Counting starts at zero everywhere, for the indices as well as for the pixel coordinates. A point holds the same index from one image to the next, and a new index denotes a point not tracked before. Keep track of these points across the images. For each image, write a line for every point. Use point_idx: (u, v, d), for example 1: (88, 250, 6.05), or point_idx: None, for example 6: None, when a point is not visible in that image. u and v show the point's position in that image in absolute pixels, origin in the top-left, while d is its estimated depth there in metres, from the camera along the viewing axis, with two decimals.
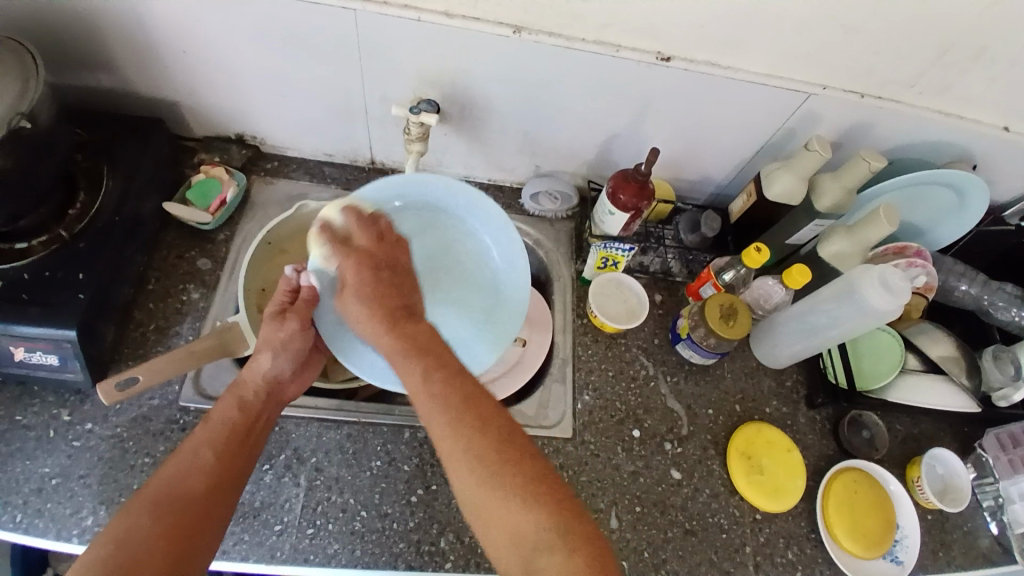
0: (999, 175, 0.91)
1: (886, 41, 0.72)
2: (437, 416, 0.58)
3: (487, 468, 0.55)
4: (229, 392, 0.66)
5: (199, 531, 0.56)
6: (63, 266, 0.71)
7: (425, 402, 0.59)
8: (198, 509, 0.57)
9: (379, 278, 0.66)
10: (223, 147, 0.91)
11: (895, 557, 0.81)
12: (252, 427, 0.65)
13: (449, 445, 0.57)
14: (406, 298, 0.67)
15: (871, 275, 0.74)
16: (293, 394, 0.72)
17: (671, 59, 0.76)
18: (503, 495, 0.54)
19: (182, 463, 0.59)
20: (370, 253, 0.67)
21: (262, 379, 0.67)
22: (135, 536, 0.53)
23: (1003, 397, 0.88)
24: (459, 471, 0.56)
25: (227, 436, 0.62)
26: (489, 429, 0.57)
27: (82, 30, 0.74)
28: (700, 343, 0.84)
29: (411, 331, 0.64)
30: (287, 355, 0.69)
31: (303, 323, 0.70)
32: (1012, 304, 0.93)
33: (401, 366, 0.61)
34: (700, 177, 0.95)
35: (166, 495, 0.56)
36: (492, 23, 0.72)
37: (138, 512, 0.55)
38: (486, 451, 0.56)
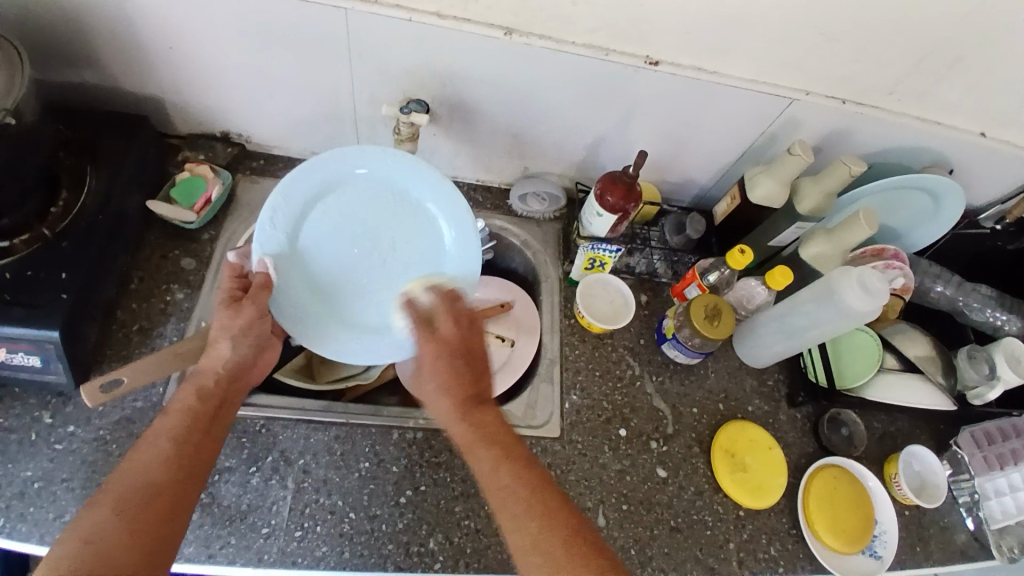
0: (973, 180, 0.93)
1: (868, 48, 0.73)
2: (507, 510, 0.60)
3: (556, 561, 0.56)
4: (187, 383, 0.64)
5: (167, 523, 0.55)
6: (45, 265, 0.70)
7: (495, 492, 0.61)
8: (164, 501, 0.56)
9: (451, 367, 0.69)
10: (209, 145, 0.90)
11: (874, 551, 0.83)
12: (213, 416, 0.63)
13: (521, 542, 0.58)
14: (478, 388, 0.69)
15: (850, 277, 0.76)
16: (253, 377, 0.70)
17: (659, 64, 0.77)
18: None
19: (145, 459, 0.58)
20: (450, 343, 0.70)
21: (222, 366, 0.65)
22: (102, 534, 0.52)
23: (978, 396, 0.90)
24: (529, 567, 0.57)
25: (188, 427, 0.61)
26: (556, 517, 0.59)
27: (64, 25, 0.72)
28: (686, 343, 0.85)
29: (484, 419, 0.67)
30: (245, 341, 0.67)
31: (260, 309, 0.67)
32: (986, 305, 0.97)
33: (471, 455, 0.64)
34: (685, 180, 0.96)
35: (131, 491, 0.55)
36: (484, 25, 0.72)
37: (104, 510, 0.54)
38: (556, 544, 0.57)
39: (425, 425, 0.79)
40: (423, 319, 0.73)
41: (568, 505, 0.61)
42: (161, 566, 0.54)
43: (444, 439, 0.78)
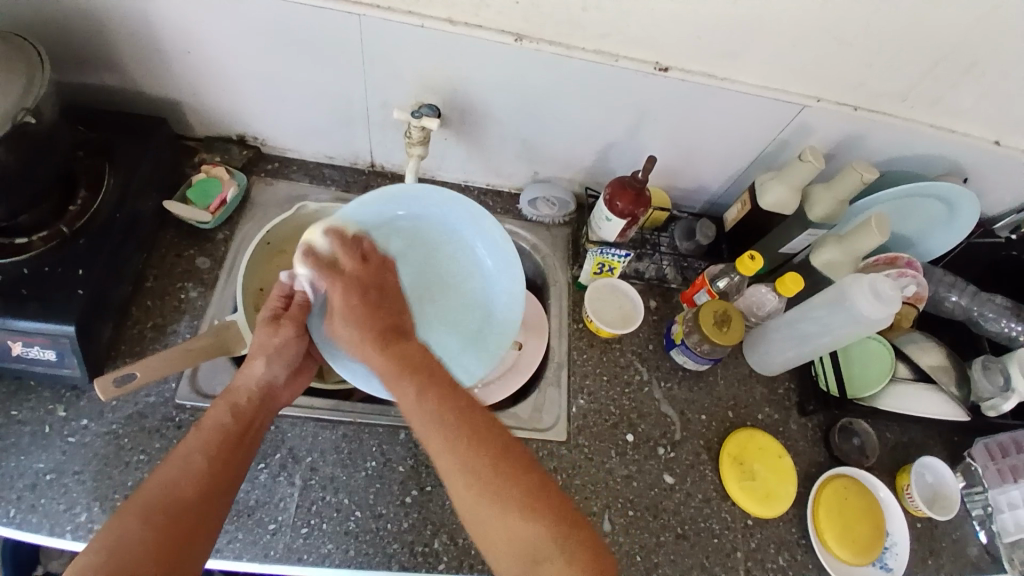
0: (989, 189, 0.92)
1: (878, 54, 0.73)
2: (429, 430, 0.59)
3: (480, 471, 0.57)
4: (221, 399, 0.65)
5: (192, 538, 0.56)
6: (63, 262, 0.72)
7: (419, 420, 0.60)
8: (190, 515, 0.56)
9: (368, 299, 0.69)
10: (225, 147, 0.91)
11: (884, 563, 0.82)
12: (245, 434, 0.64)
13: (445, 455, 0.58)
14: (395, 318, 0.69)
15: (862, 283, 0.76)
16: (287, 398, 0.71)
17: (668, 70, 0.77)
18: (498, 497, 0.56)
19: (174, 471, 0.58)
20: (353, 276, 0.70)
21: (256, 385, 0.66)
22: (128, 545, 0.53)
23: (992, 407, 0.88)
24: (456, 482, 0.57)
25: (219, 442, 0.61)
26: (484, 438, 0.59)
27: (88, 29, 0.74)
28: (695, 348, 0.85)
29: (403, 350, 0.66)
30: (281, 361, 0.68)
31: (299, 330, 0.70)
32: (1001, 315, 0.95)
33: (395, 385, 0.63)
34: (696, 186, 0.96)
35: (160, 503, 0.56)
36: (494, 30, 0.73)
37: (131, 520, 0.54)
38: (479, 463, 0.57)
39: None
40: (327, 262, 0.71)
41: (499, 427, 0.60)
42: None
43: None
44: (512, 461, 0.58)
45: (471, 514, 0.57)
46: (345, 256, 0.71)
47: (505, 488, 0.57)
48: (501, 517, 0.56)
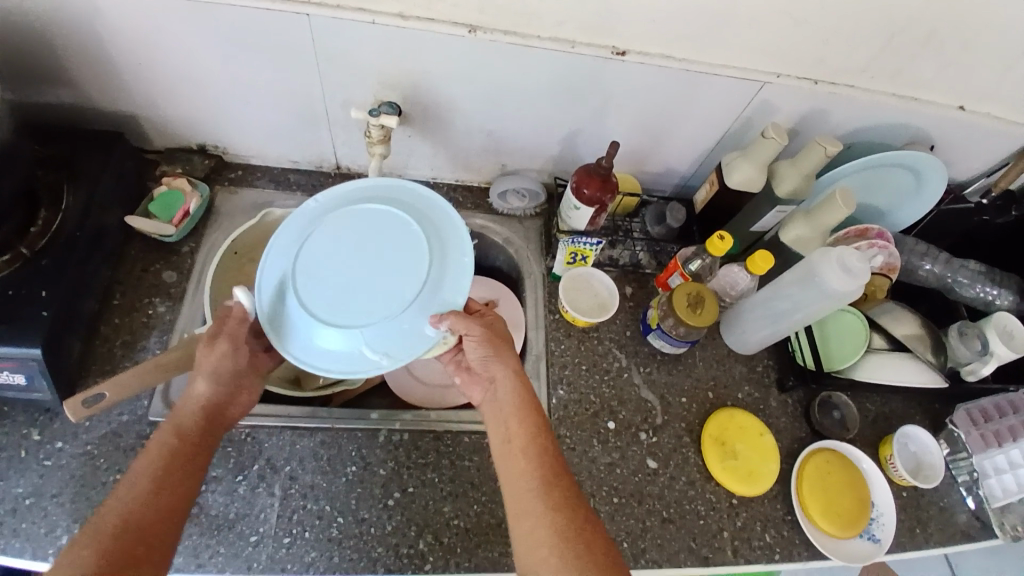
0: (954, 155, 0.93)
1: (836, 27, 0.73)
2: (510, 431, 0.67)
3: (538, 492, 0.63)
4: (166, 422, 0.65)
5: (143, 561, 0.55)
6: (25, 284, 0.70)
7: (512, 425, 0.68)
8: (142, 539, 0.56)
9: (499, 346, 0.71)
10: (187, 158, 0.90)
11: (872, 535, 0.82)
12: (193, 450, 0.64)
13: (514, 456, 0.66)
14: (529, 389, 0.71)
15: (830, 258, 0.75)
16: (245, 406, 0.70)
17: (627, 54, 0.76)
18: (541, 513, 0.61)
19: (129, 491, 0.59)
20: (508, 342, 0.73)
21: (196, 402, 0.66)
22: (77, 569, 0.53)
23: (972, 372, 0.90)
24: (517, 479, 0.64)
25: (165, 462, 0.61)
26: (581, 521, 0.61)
27: (35, 45, 0.73)
28: (671, 332, 0.85)
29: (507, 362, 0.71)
30: (239, 409, 0.69)
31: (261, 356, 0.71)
32: (975, 281, 0.96)
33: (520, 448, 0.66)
34: (664, 170, 0.96)
35: (109, 527, 0.56)
36: (448, 24, 0.72)
37: (83, 546, 0.55)
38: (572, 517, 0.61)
39: (411, 427, 0.78)
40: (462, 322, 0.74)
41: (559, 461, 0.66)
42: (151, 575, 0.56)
43: (431, 439, 0.78)
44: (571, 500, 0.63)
45: None
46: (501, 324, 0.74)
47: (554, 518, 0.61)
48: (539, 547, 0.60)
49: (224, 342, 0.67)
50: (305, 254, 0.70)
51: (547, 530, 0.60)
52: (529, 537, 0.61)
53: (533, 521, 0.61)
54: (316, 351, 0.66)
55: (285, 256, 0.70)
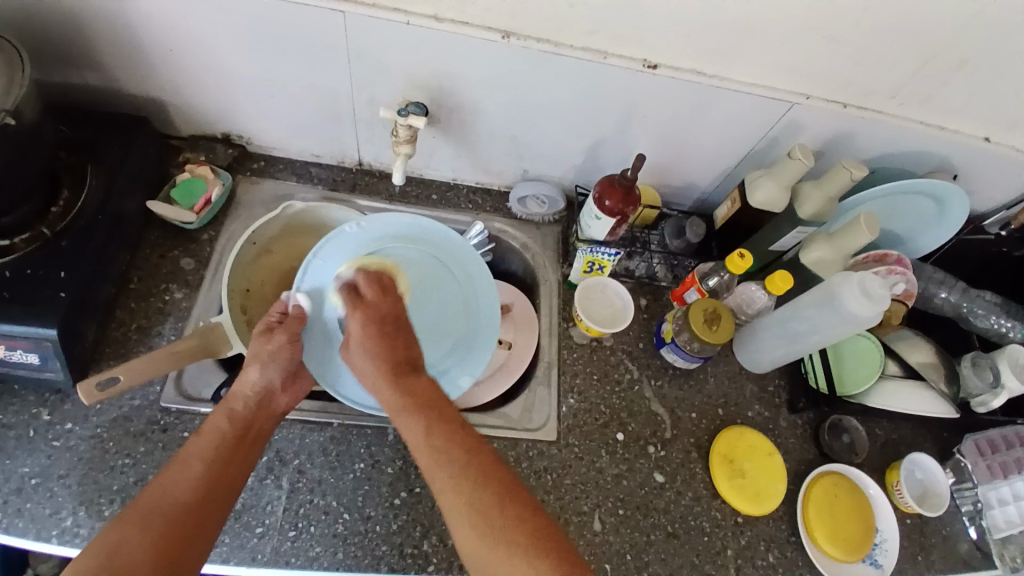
0: (977, 186, 0.92)
1: (869, 51, 0.73)
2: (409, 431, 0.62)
3: (484, 514, 0.57)
4: (220, 406, 0.65)
5: (190, 547, 0.55)
6: (45, 264, 0.70)
7: (425, 455, 0.60)
8: (192, 524, 0.56)
9: (371, 322, 0.70)
10: (210, 147, 0.90)
11: (874, 560, 0.82)
12: (244, 439, 0.64)
13: (442, 490, 0.59)
14: (406, 351, 0.70)
15: (851, 282, 0.75)
16: (289, 404, 0.69)
17: (658, 67, 0.76)
18: (436, 469, 0.59)
19: (176, 475, 0.58)
20: (368, 306, 0.72)
21: (252, 391, 0.66)
22: (127, 549, 0.52)
23: (982, 403, 0.89)
24: (455, 517, 0.57)
25: (220, 448, 0.61)
26: (482, 480, 0.58)
27: (68, 26, 0.73)
28: (684, 347, 0.84)
29: (412, 386, 0.66)
30: (287, 402, 0.69)
31: (291, 337, 0.70)
32: (991, 312, 0.96)
33: (404, 418, 0.64)
34: (685, 184, 0.96)
35: (159, 508, 0.56)
36: (481, 28, 0.72)
37: (133, 525, 0.54)
38: (462, 474, 0.59)
39: None
40: (354, 294, 0.74)
41: (504, 469, 0.60)
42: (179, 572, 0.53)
43: None
44: (475, 459, 0.60)
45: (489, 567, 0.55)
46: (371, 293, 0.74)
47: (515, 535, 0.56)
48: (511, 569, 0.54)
49: (282, 335, 0.70)
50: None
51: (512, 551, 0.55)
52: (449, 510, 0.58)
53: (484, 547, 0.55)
54: (348, 375, 0.76)
55: (331, 274, 0.78)
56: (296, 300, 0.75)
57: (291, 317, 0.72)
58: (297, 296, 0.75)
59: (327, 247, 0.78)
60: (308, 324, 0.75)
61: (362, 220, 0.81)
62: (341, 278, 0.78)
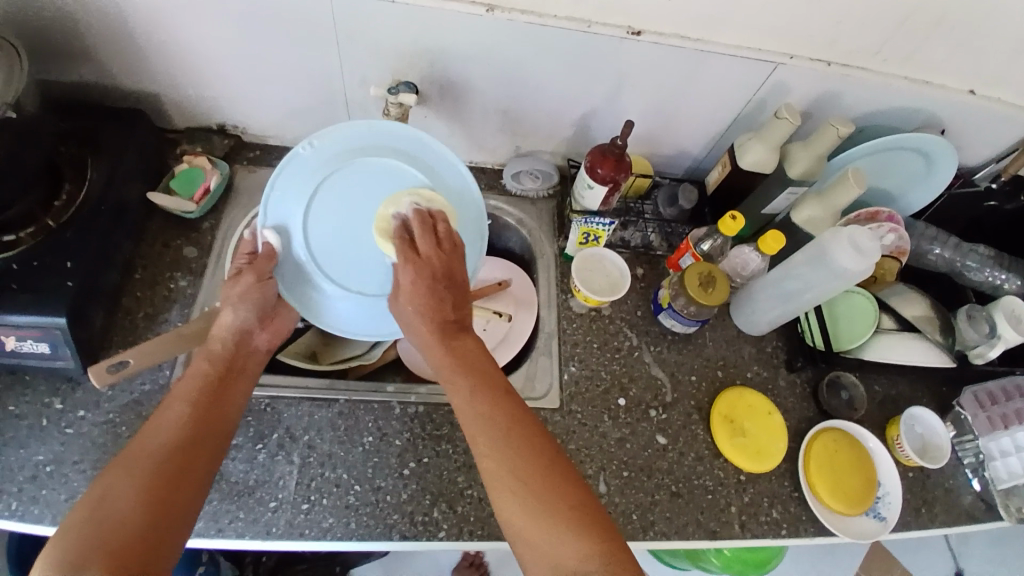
0: (966, 140, 0.93)
1: (850, 8, 0.74)
2: (455, 395, 0.63)
3: (522, 479, 0.57)
4: (199, 352, 0.68)
5: (183, 486, 0.57)
6: (50, 255, 0.72)
7: (468, 415, 0.62)
8: (182, 464, 0.58)
9: (428, 261, 0.70)
10: (206, 137, 0.91)
11: (878, 513, 0.84)
12: (227, 379, 0.67)
13: (484, 449, 0.60)
14: (456, 313, 0.69)
15: (842, 238, 0.76)
16: (269, 343, 0.73)
17: (642, 34, 0.77)
18: (492, 447, 0.59)
19: (160, 422, 0.61)
20: (427, 263, 0.70)
21: (228, 332, 0.69)
22: (117, 495, 0.54)
23: (980, 355, 0.90)
24: (493, 478, 0.58)
25: (200, 392, 0.64)
26: (528, 451, 0.59)
27: (58, 22, 0.74)
28: (681, 311, 0.86)
29: (459, 346, 0.67)
30: (267, 340, 0.73)
31: (258, 276, 0.71)
32: (984, 265, 0.97)
33: (450, 382, 0.64)
34: (676, 152, 0.97)
35: (146, 453, 0.57)
36: (466, 3, 0.73)
37: (121, 472, 0.56)
38: (508, 431, 0.60)
39: (426, 400, 0.80)
40: (408, 241, 0.72)
41: (543, 435, 0.60)
42: (173, 512, 0.56)
43: (444, 412, 0.79)
44: (512, 422, 0.60)
45: (528, 535, 0.55)
46: (422, 240, 0.71)
47: (547, 497, 0.57)
48: (538, 526, 0.55)
49: (248, 276, 0.71)
50: (316, 210, 0.76)
51: (537, 507, 0.56)
52: (492, 475, 0.58)
53: (517, 504, 0.57)
54: (335, 305, 0.78)
55: (292, 203, 0.75)
56: (262, 237, 0.74)
57: (258, 258, 0.72)
58: (262, 234, 0.74)
59: (280, 175, 0.74)
60: (280, 260, 0.75)
61: (312, 139, 0.75)
62: (301, 208, 0.75)
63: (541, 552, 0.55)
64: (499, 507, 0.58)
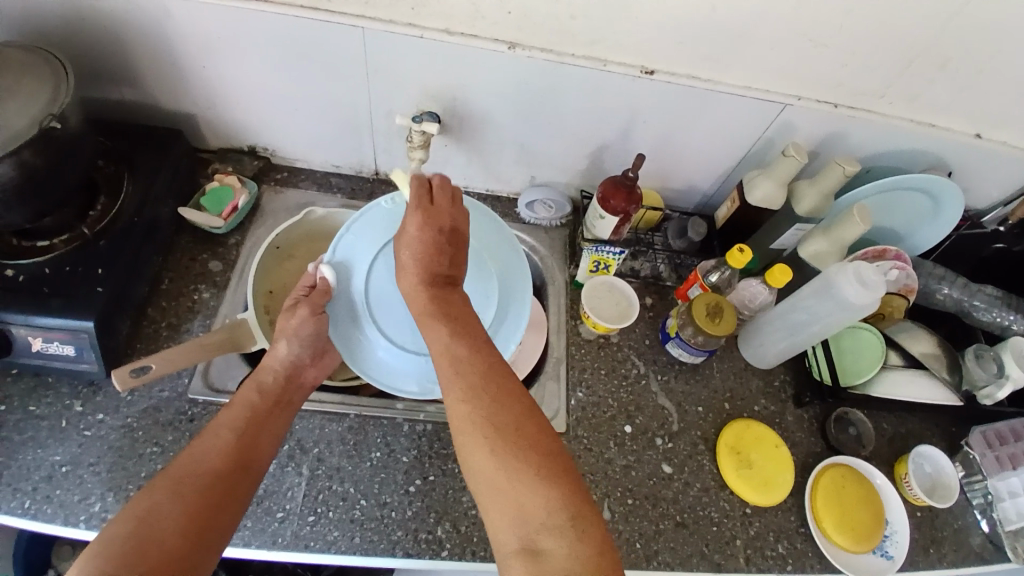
0: (973, 183, 0.95)
1: (856, 53, 0.77)
2: (432, 336, 0.64)
3: (498, 433, 0.58)
4: (250, 379, 0.71)
5: (223, 512, 0.60)
6: (83, 262, 0.76)
7: (445, 363, 0.62)
8: (225, 492, 0.61)
9: (433, 210, 0.69)
10: (237, 158, 0.96)
11: (886, 551, 0.82)
12: (275, 409, 0.70)
13: (458, 400, 0.60)
14: (450, 268, 0.69)
15: (847, 271, 0.78)
16: (315, 379, 0.76)
17: (655, 73, 0.81)
18: (470, 398, 0.60)
19: (208, 446, 0.63)
20: (435, 215, 0.69)
21: (281, 365, 0.72)
22: (161, 511, 0.57)
23: (988, 395, 0.89)
24: (465, 425, 0.59)
25: (248, 420, 0.67)
26: (503, 407, 0.60)
27: (111, 48, 0.80)
28: (689, 341, 0.87)
29: (447, 300, 0.67)
30: (315, 375, 0.76)
31: (314, 310, 0.74)
32: (991, 305, 0.97)
33: (428, 328, 0.65)
34: (686, 187, 1.00)
35: (192, 474, 0.60)
36: (489, 40, 0.78)
37: (166, 491, 0.58)
38: (485, 385, 0.61)
39: (434, 419, 0.81)
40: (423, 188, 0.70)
41: (521, 392, 0.61)
42: (208, 541, 0.58)
43: (453, 432, 0.81)
44: (489, 375, 0.61)
45: (488, 487, 0.57)
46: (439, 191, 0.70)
47: (522, 455, 0.57)
48: (503, 483, 0.56)
49: (305, 309, 0.73)
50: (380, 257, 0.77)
51: (505, 461, 0.57)
52: (464, 425, 0.59)
53: (485, 462, 0.57)
54: (377, 356, 0.76)
55: (359, 245, 0.77)
56: (321, 273, 0.76)
57: (315, 291, 0.75)
58: (322, 268, 0.76)
59: (363, 215, 0.77)
60: (334, 298, 0.76)
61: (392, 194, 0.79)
62: (368, 252, 0.77)
63: (507, 510, 0.56)
64: (465, 454, 0.59)
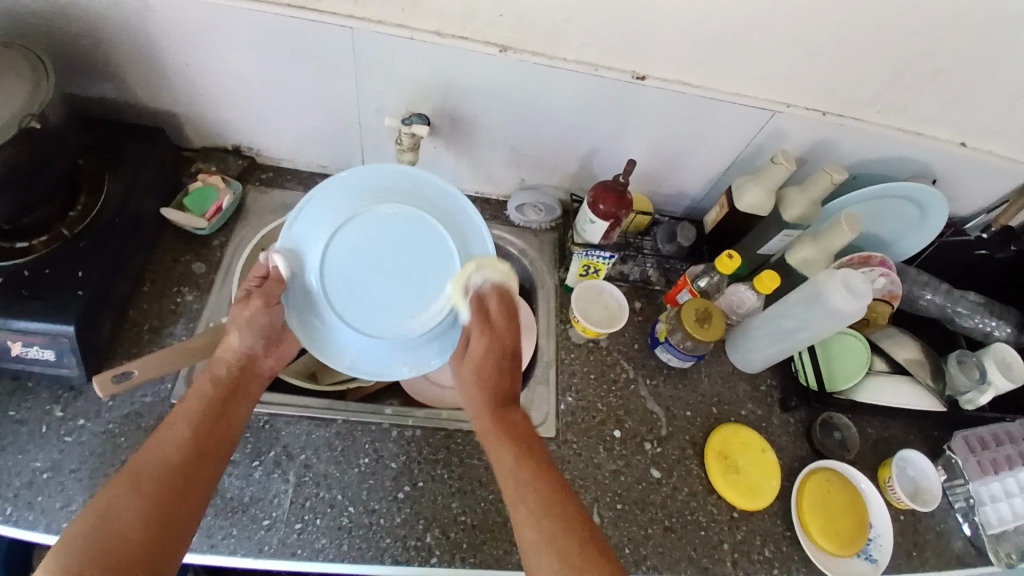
0: (956, 191, 0.97)
1: (846, 62, 0.77)
2: (501, 466, 0.66)
3: (564, 556, 0.58)
4: (204, 371, 0.69)
5: (184, 505, 0.58)
6: (63, 264, 0.74)
7: (512, 483, 0.64)
8: (184, 486, 0.59)
9: (498, 332, 0.74)
10: (222, 157, 0.94)
11: (869, 554, 0.84)
12: (232, 399, 0.68)
13: (524, 521, 0.61)
14: (511, 387, 0.73)
15: (835, 279, 0.78)
16: (273, 368, 0.74)
17: (647, 78, 0.81)
18: (535, 518, 0.61)
19: (164, 441, 0.61)
20: (497, 334, 0.73)
21: (233, 356, 0.70)
22: (119, 511, 0.55)
23: (969, 401, 0.92)
24: (534, 546, 0.59)
25: (204, 411, 0.65)
26: (571, 525, 0.60)
27: (92, 44, 0.78)
28: (678, 346, 0.87)
29: (513, 421, 0.70)
30: (272, 365, 0.74)
31: (266, 301, 0.73)
32: (974, 311, 0.99)
33: (497, 455, 0.67)
34: (675, 192, 1.00)
35: (148, 470, 0.59)
36: (481, 43, 0.77)
37: (123, 489, 0.57)
38: (552, 499, 0.62)
39: (423, 425, 0.80)
40: (481, 310, 0.76)
41: (577, 504, 0.62)
42: (174, 535, 0.57)
43: (441, 437, 0.80)
44: (557, 487, 0.63)
45: None
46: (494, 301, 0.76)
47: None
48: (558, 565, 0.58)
49: (258, 300, 0.72)
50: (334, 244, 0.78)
51: None
52: (534, 545, 0.59)
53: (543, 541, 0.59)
54: (337, 338, 0.79)
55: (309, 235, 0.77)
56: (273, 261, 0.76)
57: (269, 282, 0.74)
58: (273, 257, 0.76)
59: (311, 200, 0.78)
60: (289, 286, 0.77)
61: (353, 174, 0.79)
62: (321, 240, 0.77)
63: None
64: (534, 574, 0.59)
